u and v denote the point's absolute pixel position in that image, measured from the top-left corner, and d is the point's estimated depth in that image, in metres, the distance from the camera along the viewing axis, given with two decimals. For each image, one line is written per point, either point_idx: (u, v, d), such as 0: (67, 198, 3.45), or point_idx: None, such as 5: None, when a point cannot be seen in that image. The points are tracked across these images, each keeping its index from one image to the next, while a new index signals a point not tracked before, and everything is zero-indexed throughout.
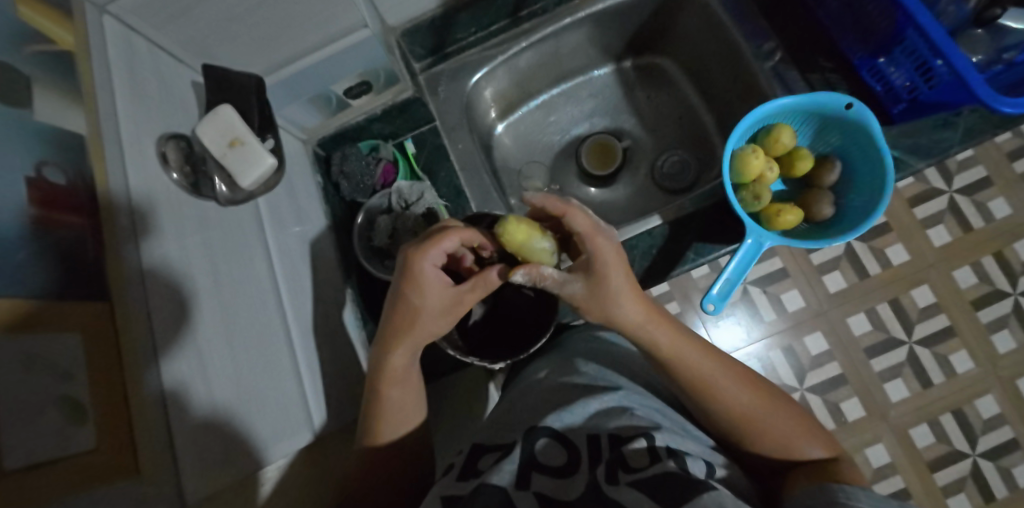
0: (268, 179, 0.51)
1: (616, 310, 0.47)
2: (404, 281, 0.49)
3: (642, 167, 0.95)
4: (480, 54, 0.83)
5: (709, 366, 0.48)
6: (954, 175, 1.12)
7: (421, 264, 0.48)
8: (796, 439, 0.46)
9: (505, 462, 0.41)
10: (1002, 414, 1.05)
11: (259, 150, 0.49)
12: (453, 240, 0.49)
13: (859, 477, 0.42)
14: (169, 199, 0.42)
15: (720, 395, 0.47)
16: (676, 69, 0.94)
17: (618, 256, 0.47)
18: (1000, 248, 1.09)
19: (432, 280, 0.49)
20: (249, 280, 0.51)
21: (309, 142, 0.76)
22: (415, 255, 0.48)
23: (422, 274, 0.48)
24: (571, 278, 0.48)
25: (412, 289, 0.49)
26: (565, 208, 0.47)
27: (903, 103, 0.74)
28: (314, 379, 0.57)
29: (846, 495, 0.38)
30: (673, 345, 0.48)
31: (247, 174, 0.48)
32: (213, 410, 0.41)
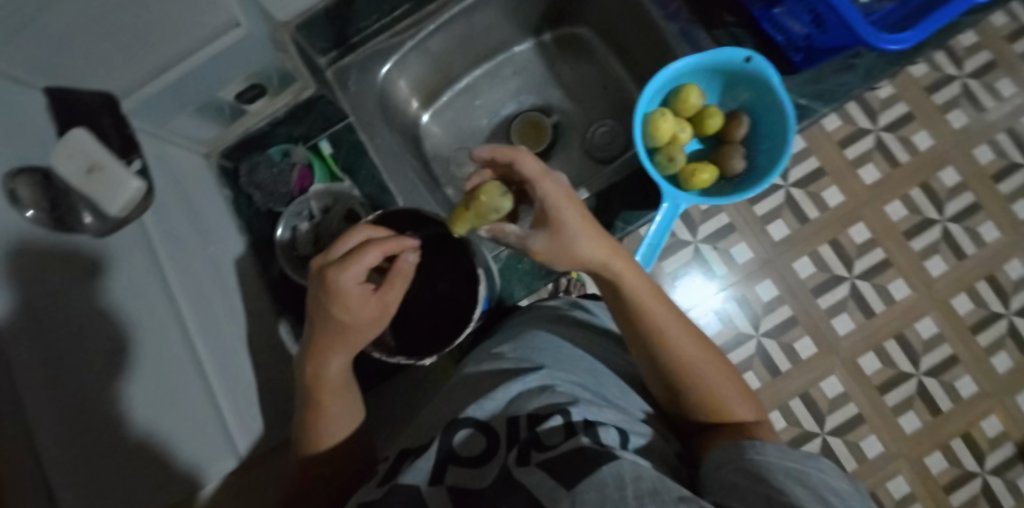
0: (143, 202, 0.45)
1: (567, 259, 0.48)
2: (326, 302, 0.44)
3: (574, 142, 0.94)
4: (387, 41, 0.81)
5: (665, 312, 0.49)
6: (879, 113, 1.16)
7: (346, 284, 0.42)
8: (727, 395, 0.47)
9: (420, 459, 0.39)
10: (940, 333, 1.12)
11: (125, 174, 0.42)
12: (374, 255, 0.42)
13: (772, 436, 0.45)
14: (29, 240, 0.38)
15: (670, 341, 0.48)
16: (594, 37, 0.93)
17: (568, 202, 0.48)
18: (926, 179, 1.14)
19: (355, 300, 0.43)
20: (138, 309, 0.47)
21: (212, 155, 0.72)
22: (334, 278, 0.42)
23: (345, 295, 0.43)
24: (532, 231, 0.49)
25: (338, 307, 0.44)
26: (514, 155, 0.49)
27: (802, 51, 0.76)
28: (236, 405, 0.54)
29: (753, 448, 0.40)
30: (632, 286, 0.49)
31: (111, 203, 0.39)
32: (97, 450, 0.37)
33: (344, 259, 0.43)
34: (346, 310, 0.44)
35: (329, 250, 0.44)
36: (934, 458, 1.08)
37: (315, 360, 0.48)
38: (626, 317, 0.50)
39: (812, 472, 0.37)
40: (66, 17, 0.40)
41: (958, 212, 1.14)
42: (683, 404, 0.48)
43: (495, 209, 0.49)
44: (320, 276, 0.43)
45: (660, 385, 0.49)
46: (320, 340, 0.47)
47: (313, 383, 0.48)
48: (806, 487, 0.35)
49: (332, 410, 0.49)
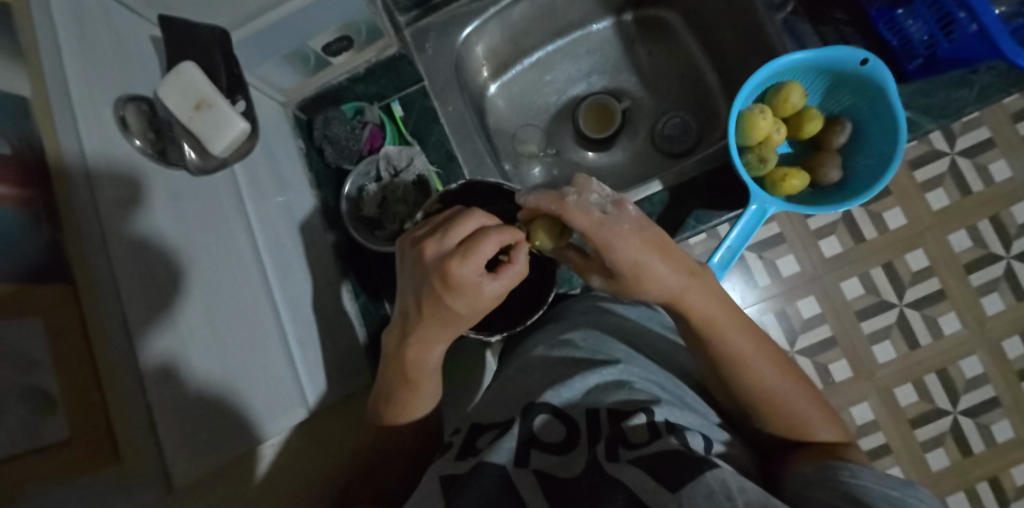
0: (241, 145, 0.45)
1: (642, 291, 0.46)
2: (444, 293, 0.41)
3: (642, 130, 0.91)
4: (470, 6, 0.79)
5: (744, 340, 0.46)
6: (958, 136, 1.09)
7: (466, 276, 0.40)
8: (811, 419, 0.45)
9: (502, 440, 0.39)
10: (985, 373, 1.06)
11: (232, 114, 0.43)
12: (492, 245, 0.40)
13: (859, 456, 0.43)
14: (139, 175, 0.38)
15: (748, 370, 0.45)
16: (680, 22, 0.88)
17: (633, 241, 0.44)
18: (997, 212, 1.07)
19: (476, 291, 0.41)
20: (227, 251, 0.47)
21: (289, 105, 0.71)
22: (454, 267, 0.40)
23: (465, 287, 0.41)
24: (591, 272, 0.50)
25: (455, 299, 0.42)
26: (560, 210, 0.45)
27: (919, 59, 0.70)
28: (307, 356, 0.55)
29: (845, 472, 0.38)
30: (710, 315, 0.46)
31: (218, 139, 0.43)
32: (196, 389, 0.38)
33: (462, 250, 0.41)
34: (462, 301, 0.42)
35: (445, 238, 0.42)
36: (956, 498, 1.05)
37: (417, 346, 0.46)
38: (699, 348, 0.47)
39: (911, 497, 0.35)
40: None
41: None
42: (761, 425, 0.46)
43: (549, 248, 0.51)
44: (438, 265, 0.41)
45: (736, 407, 0.47)
46: (423, 329, 0.45)
47: (409, 362, 0.47)
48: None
49: (425, 390, 0.49)
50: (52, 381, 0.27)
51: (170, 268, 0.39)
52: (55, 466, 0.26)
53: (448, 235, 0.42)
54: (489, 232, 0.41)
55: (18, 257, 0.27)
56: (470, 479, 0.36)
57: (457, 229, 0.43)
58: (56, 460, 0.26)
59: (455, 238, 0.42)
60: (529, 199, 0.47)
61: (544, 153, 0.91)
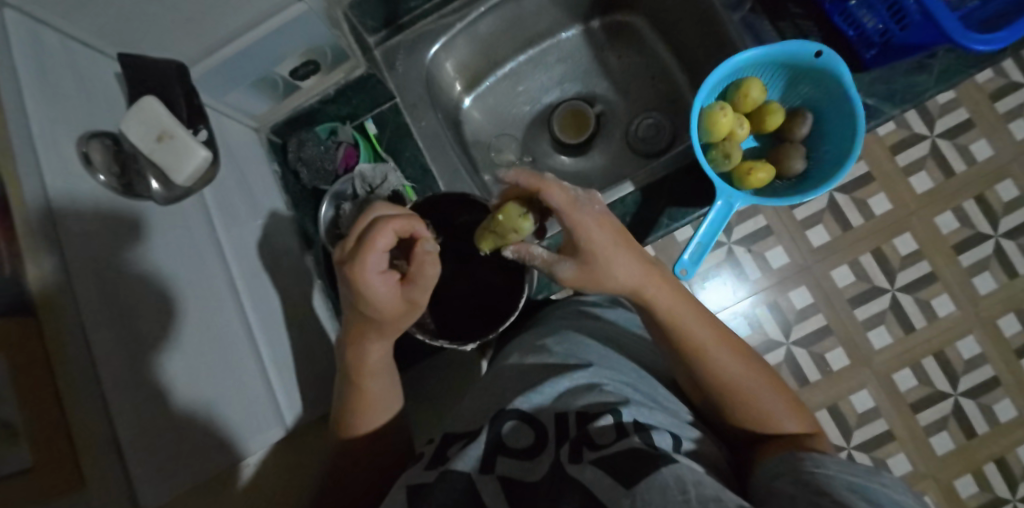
0: (205, 173, 0.46)
1: (609, 282, 0.47)
2: (352, 292, 0.44)
3: (617, 133, 0.93)
4: (437, 23, 0.81)
5: (708, 335, 0.47)
6: (936, 119, 1.11)
7: (364, 273, 0.42)
8: (777, 410, 0.46)
9: (470, 446, 0.40)
10: (982, 353, 1.07)
11: (192, 143, 0.44)
12: (386, 235, 0.42)
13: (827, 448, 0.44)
14: (102, 212, 0.40)
15: (711, 364, 0.46)
16: (646, 25, 0.90)
17: (602, 229, 0.46)
18: (981, 192, 1.09)
19: (376, 289, 0.43)
20: (199, 278, 0.48)
21: (262, 131, 0.73)
22: (351, 267, 0.43)
23: (364, 285, 0.43)
24: (560, 260, 0.48)
25: (359, 297, 0.44)
26: (541, 184, 0.46)
27: (875, 48, 0.71)
28: (283, 376, 0.56)
29: (813, 462, 0.39)
30: (675, 308, 0.47)
31: (180, 169, 0.44)
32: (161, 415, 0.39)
33: (355, 248, 0.43)
34: (367, 298, 0.44)
35: (348, 238, 0.45)
36: (964, 481, 1.04)
37: (354, 346, 0.49)
38: (663, 341, 0.49)
39: (875, 486, 0.36)
40: None
41: (1011, 228, 1.08)
42: (730, 418, 0.47)
43: (515, 230, 0.51)
44: (341, 269, 0.44)
45: (705, 400, 0.48)
46: (357, 328, 0.48)
47: (354, 367, 0.50)
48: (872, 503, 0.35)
49: (373, 394, 0.51)
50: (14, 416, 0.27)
51: (136, 299, 0.40)
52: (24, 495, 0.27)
53: (350, 235, 0.45)
54: (384, 224, 0.43)
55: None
56: (437, 489, 0.38)
57: (359, 225, 0.45)
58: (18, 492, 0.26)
59: (354, 235, 0.45)
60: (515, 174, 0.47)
61: (521, 161, 0.93)
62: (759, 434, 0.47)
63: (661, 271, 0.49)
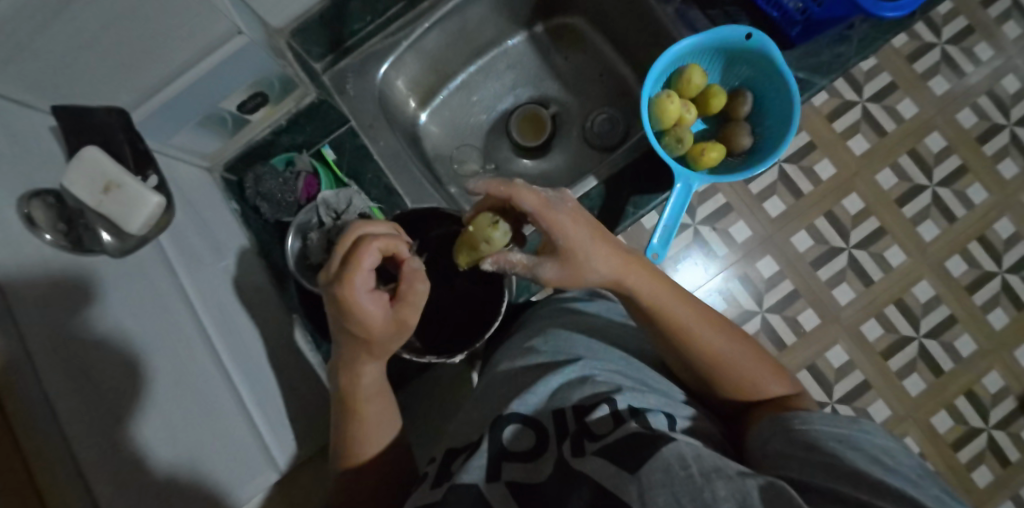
0: (158, 219, 0.45)
1: (591, 275, 0.48)
2: (341, 313, 0.43)
3: (573, 132, 0.94)
4: (383, 43, 0.80)
5: (688, 313, 0.48)
6: (863, 84, 1.17)
7: (354, 293, 0.42)
8: (758, 377, 0.48)
9: (475, 457, 0.39)
10: (938, 295, 1.13)
11: (143, 191, 0.42)
12: (373, 254, 0.42)
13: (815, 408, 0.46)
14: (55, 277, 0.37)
15: (692, 341, 0.47)
16: (587, 25, 0.92)
17: (575, 224, 0.47)
18: (913, 146, 1.16)
19: (369, 310, 0.43)
20: (167, 332, 0.47)
21: (215, 169, 0.71)
22: (343, 288, 0.42)
23: (358, 304, 0.42)
24: (540, 262, 0.49)
25: (350, 317, 0.43)
26: (509, 192, 0.46)
27: (798, 25, 0.75)
28: (268, 417, 0.55)
29: (800, 420, 0.40)
30: (656, 292, 0.48)
31: (133, 219, 0.42)
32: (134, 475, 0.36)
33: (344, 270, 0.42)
34: (359, 319, 0.43)
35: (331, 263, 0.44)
36: (939, 417, 1.10)
37: (347, 372, 0.48)
38: (645, 323, 0.50)
39: (857, 433, 0.38)
40: (73, 29, 0.38)
41: (946, 176, 1.15)
42: (714, 389, 0.49)
43: (487, 240, 0.51)
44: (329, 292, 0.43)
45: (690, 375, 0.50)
46: (348, 353, 0.48)
47: (348, 392, 0.49)
48: (860, 451, 0.36)
49: (371, 417, 0.50)
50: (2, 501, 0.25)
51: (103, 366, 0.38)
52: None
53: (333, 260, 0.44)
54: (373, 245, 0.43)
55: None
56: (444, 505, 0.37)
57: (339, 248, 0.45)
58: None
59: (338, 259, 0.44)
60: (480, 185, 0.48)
61: (484, 170, 0.93)
62: (743, 402, 0.49)
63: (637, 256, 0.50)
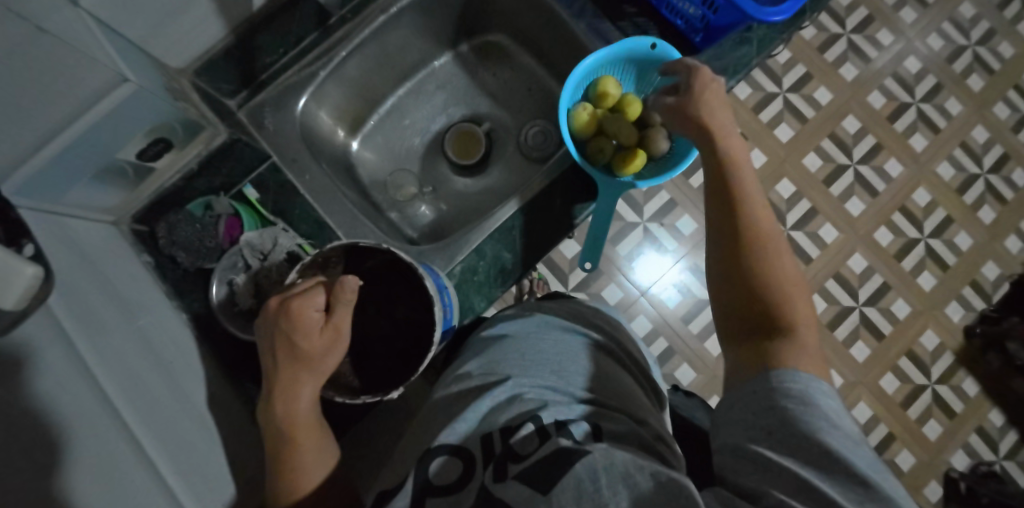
0: (31, 291, 0.36)
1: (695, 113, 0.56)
2: (289, 327, 0.48)
3: (509, 145, 0.95)
4: (299, 75, 0.77)
5: (771, 228, 0.51)
6: (782, 76, 1.24)
7: (308, 306, 0.48)
8: (801, 310, 0.47)
9: (399, 498, 0.39)
10: (870, 265, 1.19)
11: (17, 261, 0.35)
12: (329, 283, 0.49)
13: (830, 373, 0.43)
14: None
15: (768, 239, 0.50)
16: (510, 41, 0.93)
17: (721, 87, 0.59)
18: (833, 130, 1.23)
19: (307, 324, 0.48)
20: (66, 410, 0.40)
21: (122, 222, 0.66)
22: (300, 301, 0.48)
23: (307, 318, 0.47)
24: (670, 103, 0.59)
25: (298, 334, 0.48)
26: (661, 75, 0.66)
27: (701, 32, 0.78)
28: (197, 493, 0.48)
29: (777, 373, 0.41)
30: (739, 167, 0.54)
31: (5, 295, 0.33)
32: None
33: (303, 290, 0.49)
34: (305, 336, 0.48)
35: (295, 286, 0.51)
36: (887, 379, 1.16)
37: (285, 399, 0.48)
38: (719, 199, 0.53)
39: (812, 384, 0.39)
40: None
41: (864, 154, 1.22)
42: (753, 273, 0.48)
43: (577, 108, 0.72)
44: (282, 308, 0.48)
45: (730, 267, 0.50)
46: (286, 374, 0.48)
47: (284, 422, 0.48)
48: (816, 411, 0.37)
49: (310, 447, 0.49)
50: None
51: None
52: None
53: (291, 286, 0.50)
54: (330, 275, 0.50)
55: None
56: None
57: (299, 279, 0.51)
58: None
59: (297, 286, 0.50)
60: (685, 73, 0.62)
61: (422, 192, 0.92)
62: (770, 320, 0.46)
63: (737, 149, 0.55)
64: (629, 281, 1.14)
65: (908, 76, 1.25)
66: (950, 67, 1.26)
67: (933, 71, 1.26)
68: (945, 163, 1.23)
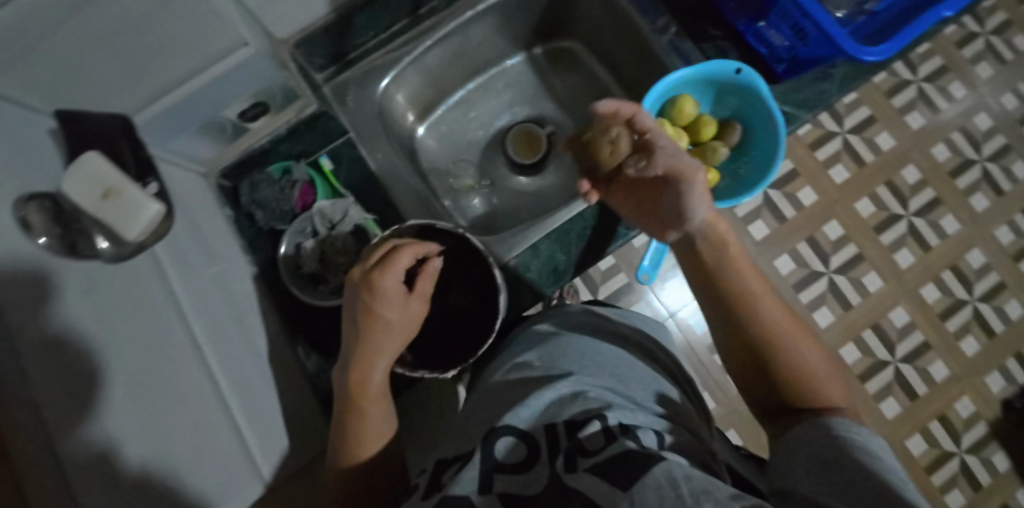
0: (157, 229, 0.43)
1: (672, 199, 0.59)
2: (372, 299, 0.49)
3: (568, 150, 0.96)
4: (384, 57, 0.81)
5: (755, 283, 0.56)
6: (845, 116, 1.22)
7: (387, 280, 0.49)
8: (817, 375, 0.52)
9: (464, 471, 0.40)
10: (912, 321, 1.16)
11: (140, 199, 0.40)
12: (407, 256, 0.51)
13: (859, 422, 0.48)
14: (21, 273, 0.34)
15: (755, 303, 0.55)
16: (583, 49, 0.94)
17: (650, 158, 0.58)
18: (890, 177, 1.20)
19: (392, 296, 0.50)
20: (159, 346, 0.45)
21: (210, 175, 0.70)
22: (381, 275, 0.49)
23: (389, 292, 0.49)
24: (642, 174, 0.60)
25: (382, 306, 0.50)
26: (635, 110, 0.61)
27: (785, 62, 0.77)
28: (254, 430, 0.53)
29: (839, 424, 0.46)
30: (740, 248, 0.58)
31: (131, 227, 0.40)
32: (139, 473, 0.37)
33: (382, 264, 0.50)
34: (388, 308, 0.50)
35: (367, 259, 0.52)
36: (914, 441, 1.12)
37: (359, 369, 0.50)
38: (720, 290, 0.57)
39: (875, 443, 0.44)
40: (89, 25, 0.37)
41: (921, 206, 1.19)
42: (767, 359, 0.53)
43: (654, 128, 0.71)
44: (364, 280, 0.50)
45: (737, 348, 0.56)
46: (365, 348, 0.50)
47: (356, 390, 0.50)
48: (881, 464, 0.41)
49: (374, 419, 0.51)
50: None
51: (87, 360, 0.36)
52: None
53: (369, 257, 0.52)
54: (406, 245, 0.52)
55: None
56: None
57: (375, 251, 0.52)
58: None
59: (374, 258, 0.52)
60: (644, 116, 0.61)
61: (480, 185, 0.94)
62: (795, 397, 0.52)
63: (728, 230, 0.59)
64: (656, 302, 1.14)
65: (977, 133, 1.22)
66: (1021, 130, 1.22)
67: (1004, 131, 1.22)
68: (1005, 227, 1.19)
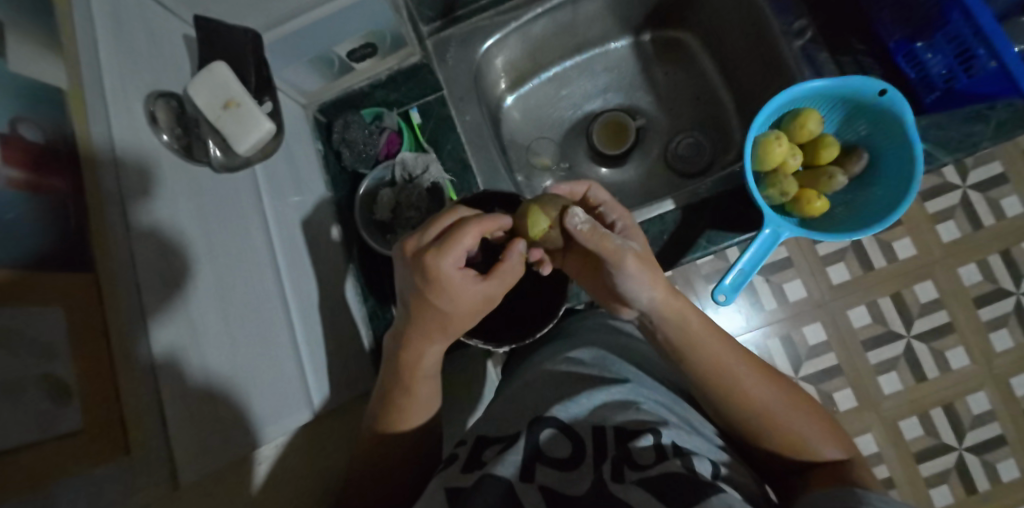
0: (264, 145, 0.51)
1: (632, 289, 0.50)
2: (427, 286, 0.44)
3: (654, 148, 0.91)
4: (492, 19, 0.80)
5: (721, 349, 0.51)
6: (970, 170, 1.07)
7: (446, 269, 0.43)
8: (819, 442, 0.49)
9: (510, 453, 0.44)
10: (993, 410, 1.04)
11: (257, 115, 0.49)
12: (473, 235, 0.44)
13: (870, 481, 0.46)
14: (137, 167, 0.39)
15: (732, 378, 0.50)
16: (696, 44, 0.89)
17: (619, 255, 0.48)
18: (1008, 247, 1.05)
19: (453, 283, 0.44)
20: (246, 267, 0.50)
21: (309, 107, 0.73)
22: (436, 262, 0.43)
23: (447, 282, 0.44)
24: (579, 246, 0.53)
25: (438, 296, 0.45)
26: (588, 185, 0.55)
27: (937, 93, 0.71)
28: (312, 356, 0.56)
29: (860, 497, 0.41)
30: (686, 327, 0.51)
31: (243, 139, 0.49)
32: (211, 383, 0.41)
33: (441, 243, 0.44)
34: (444, 298, 0.45)
35: (427, 233, 0.46)
36: None
37: (411, 349, 0.50)
38: (693, 375, 0.51)
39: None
40: None
41: None
42: (762, 438, 0.50)
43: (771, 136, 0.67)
44: (418, 259, 0.44)
45: (728, 427, 0.52)
46: (416, 331, 0.49)
47: (408, 368, 0.50)
48: None
49: (421, 398, 0.52)
50: (20, 374, 0.27)
51: (181, 259, 0.41)
52: (25, 484, 0.26)
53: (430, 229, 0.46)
54: (473, 223, 0.44)
55: (8, 255, 0.28)
56: (476, 490, 0.41)
57: (441, 222, 0.47)
58: (37, 463, 0.27)
59: (435, 232, 0.46)
60: (598, 192, 0.55)
61: (556, 167, 0.91)
62: (798, 461, 0.50)
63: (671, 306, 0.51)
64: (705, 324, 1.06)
65: None
66: None
67: None
68: None
